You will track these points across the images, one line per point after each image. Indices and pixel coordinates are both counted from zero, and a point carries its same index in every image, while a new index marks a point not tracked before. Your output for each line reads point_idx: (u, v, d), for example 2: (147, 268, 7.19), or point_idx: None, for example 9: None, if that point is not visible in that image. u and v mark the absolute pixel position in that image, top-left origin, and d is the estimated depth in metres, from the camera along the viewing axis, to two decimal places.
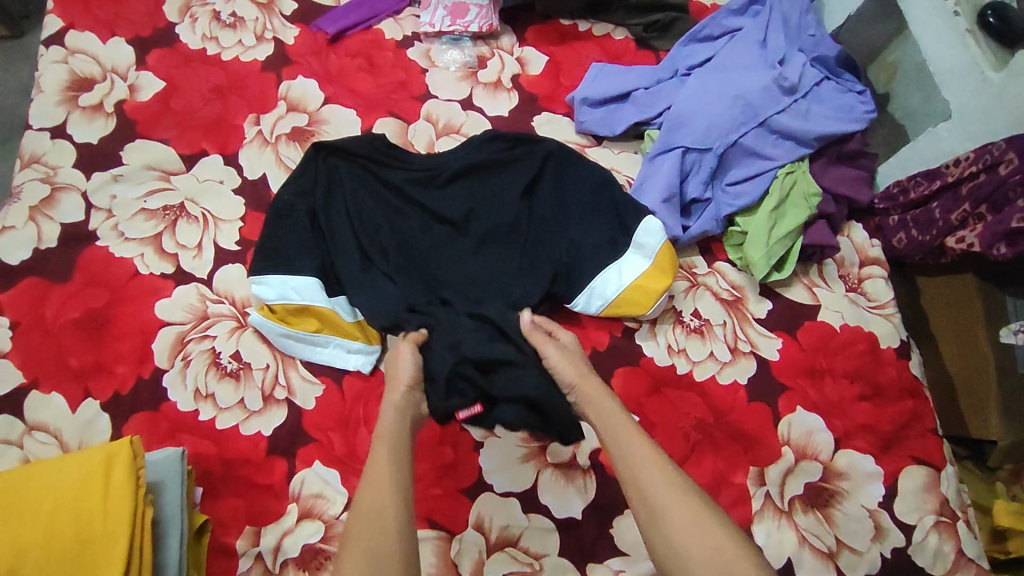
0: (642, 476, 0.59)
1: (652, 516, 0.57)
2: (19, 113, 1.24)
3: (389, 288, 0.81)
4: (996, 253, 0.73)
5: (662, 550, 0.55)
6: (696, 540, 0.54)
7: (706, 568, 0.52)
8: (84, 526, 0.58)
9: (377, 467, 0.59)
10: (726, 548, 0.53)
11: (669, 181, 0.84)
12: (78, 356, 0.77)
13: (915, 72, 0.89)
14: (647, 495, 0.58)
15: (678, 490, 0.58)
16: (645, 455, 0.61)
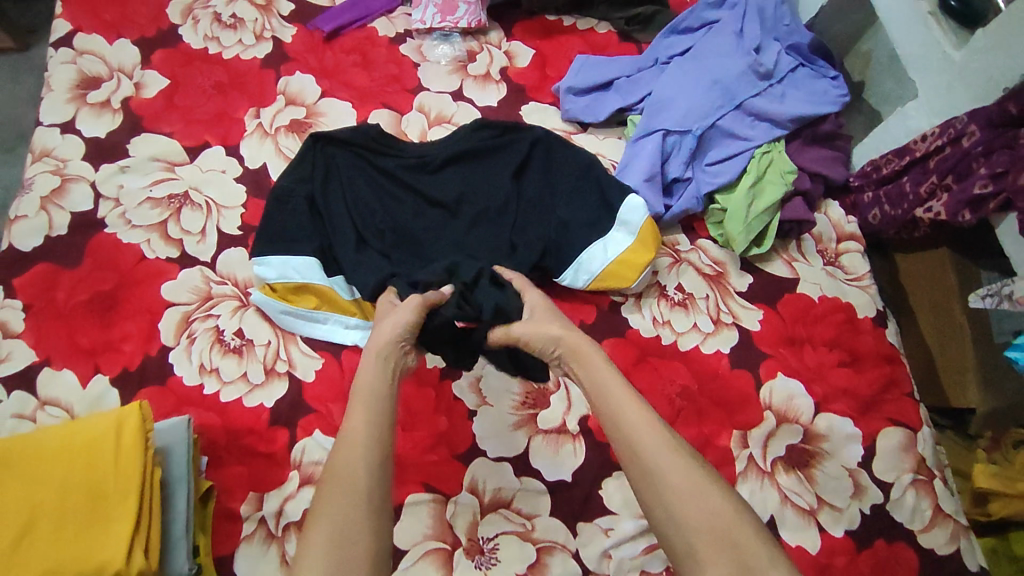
0: (637, 438, 0.60)
1: (646, 477, 0.59)
2: (26, 118, 1.28)
3: (382, 264, 0.84)
4: (961, 220, 0.77)
5: (655, 505, 0.57)
6: (693, 504, 0.56)
7: (697, 522, 0.55)
8: (96, 484, 0.62)
9: (354, 429, 0.61)
10: (721, 512, 0.55)
11: (650, 162, 0.88)
12: (88, 335, 0.81)
13: (887, 61, 0.94)
14: (639, 454, 0.60)
15: (673, 454, 0.59)
16: (637, 417, 0.62)
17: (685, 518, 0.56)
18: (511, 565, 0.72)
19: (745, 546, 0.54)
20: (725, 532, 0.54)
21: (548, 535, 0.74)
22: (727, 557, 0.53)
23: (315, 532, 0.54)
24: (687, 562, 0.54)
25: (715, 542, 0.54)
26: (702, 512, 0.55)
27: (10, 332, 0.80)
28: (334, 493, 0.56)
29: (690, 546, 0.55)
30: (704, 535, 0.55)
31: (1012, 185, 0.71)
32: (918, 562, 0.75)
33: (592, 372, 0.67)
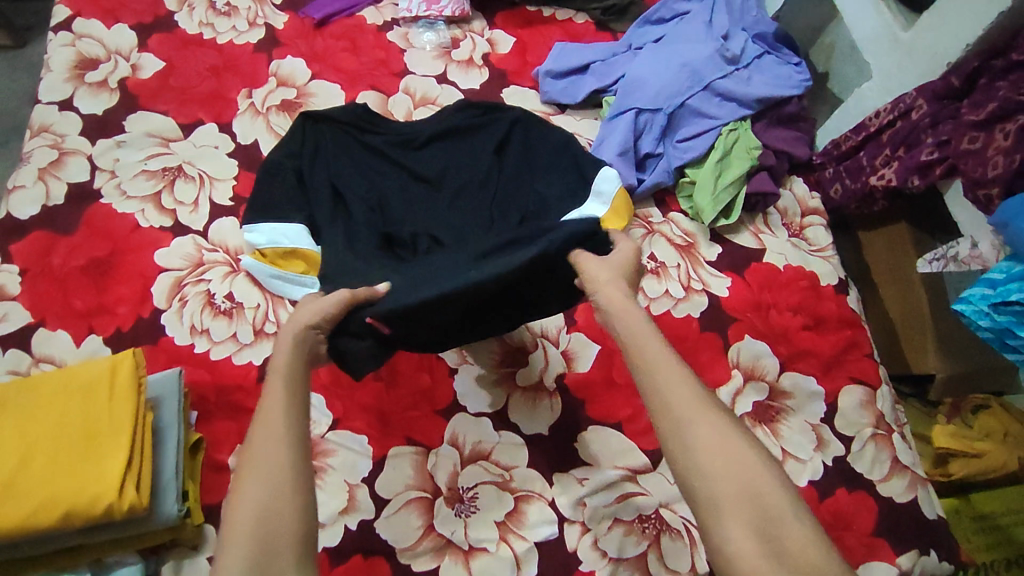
0: (660, 383, 0.54)
1: (676, 428, 0.52)
2: (19, 108, 1.30)
3: (361, 220, 0.86)
4: (911, 185, 0.83)
5: (685, 459, 0.51)
6: (723, 459, 0.50)
7: (730, 479, 0.50)
8: (90, 425, 0.65)
9: (271, 400, 0.53)
10: (747, 465, 0.50)
11: (623, 137, 0.94)
12: (83, 298, 0.84)
13: (848, 50, 1.00)
14: (670, 404, 0.53)
15: (700, 402, 0.53)
16: (664, 360, 0.55)
17: (708, 468, 0.50)
18: (490, 513, 0.75)
19: (769, 499, 0.49)
20: (751, 486, 0.50)
21: (525, 485, 0.77)
22: (750, 511, 0.49)
23: (242, 513, 0.47)
24: (709, 514, 0.49)
25: (740, 496, 0.49)
26: (727, 464, 0.50)
27: (7, 295, 0.83)
28: (251, 478, 0.49)
29: (712, 497, 0.50)
30: (728, 486, 0.50)
31: (956, 151, 0.77)
32: (879, 508, 0.79)
33: (621, 316, 0.58)
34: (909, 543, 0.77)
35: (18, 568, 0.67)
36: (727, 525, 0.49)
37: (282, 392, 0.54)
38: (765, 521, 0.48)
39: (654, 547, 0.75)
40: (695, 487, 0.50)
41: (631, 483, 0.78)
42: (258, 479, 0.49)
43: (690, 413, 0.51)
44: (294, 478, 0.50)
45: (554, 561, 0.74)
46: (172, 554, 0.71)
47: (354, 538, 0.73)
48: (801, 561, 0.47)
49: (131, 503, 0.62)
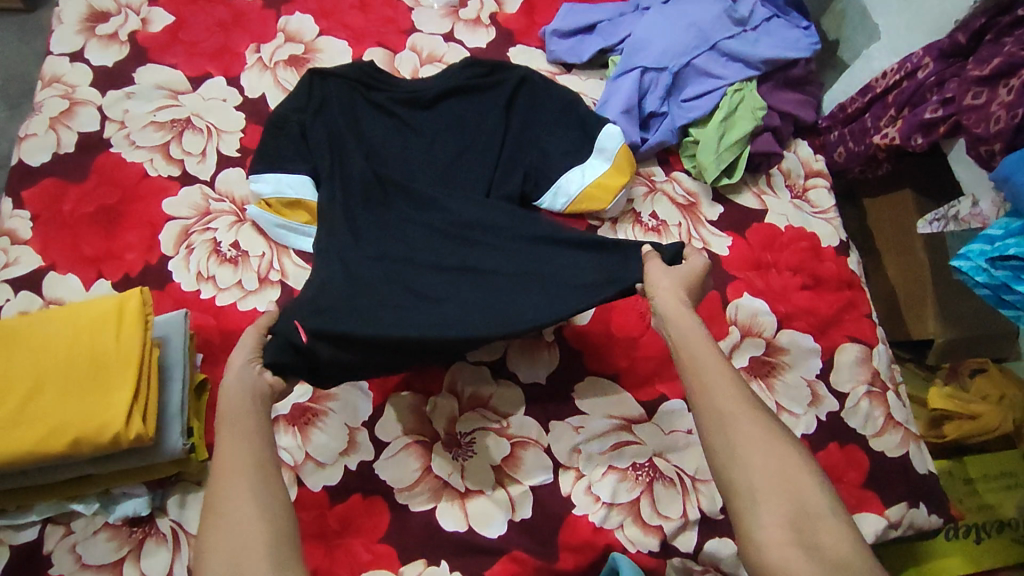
0: (712, 382, 0.58)
1: (718, 420, 0.56)
2: (22, 60, 1.29)
3: (358, 163, 0.85)
4: (914, 143, 0.85)
5: (722, 450, 0.55)
6: (764, 453, 0.54)
7: (768, 473, 0.53)
8: (98, 358, 0.67)
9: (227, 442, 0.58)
10: (791, 466, 0.53)
11: (629, 96, 0.94)
12: (92, 244, 0.86)
13: (858, 16, 1.00)
14: (714, 398, 0.57)
15: (748, 402, 0.57)
16: (714, 362, 0.59)
17: (750, 463, 0.53)
18: (487, 457, 0.77)
19: (810, 499, 0.52)
20: (793, 485, 0.53)
21: (522, 431, 0.78)
22: (788, 507, 0.52)
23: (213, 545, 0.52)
24: (745, 502, 0.53)
25: (780, 492, 0.52)
26: (770, 463, 0.53)
27: (19, 239, 0.85)
28: (224, 516, 0.53)
29: (750, 491, 0.53)
30: (768, 483, 0.53)
31: (961, 107, 0.78)
32: (870, 463, 0.80)
33: (670, 312, 0.64)
34: (898, 497, 0.79)
35: (30, 496, 0.69)
36: (762, 515, 0.52)
37: (236, 443, 0.58)
38: (804, 517, 0.52)
39: (647, 494, 0.76)
40: (735, 479, 0.54)
41: (625, 432, 0.79)
42: (229, 519, 0.53)
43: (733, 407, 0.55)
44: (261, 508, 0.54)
45: (548, 505, 0.75)
46: (177, 488, 0.73)
47: (353, 477, 0.75)
48: (835, 555, 0.50)
49: (137, 432, 0.64)
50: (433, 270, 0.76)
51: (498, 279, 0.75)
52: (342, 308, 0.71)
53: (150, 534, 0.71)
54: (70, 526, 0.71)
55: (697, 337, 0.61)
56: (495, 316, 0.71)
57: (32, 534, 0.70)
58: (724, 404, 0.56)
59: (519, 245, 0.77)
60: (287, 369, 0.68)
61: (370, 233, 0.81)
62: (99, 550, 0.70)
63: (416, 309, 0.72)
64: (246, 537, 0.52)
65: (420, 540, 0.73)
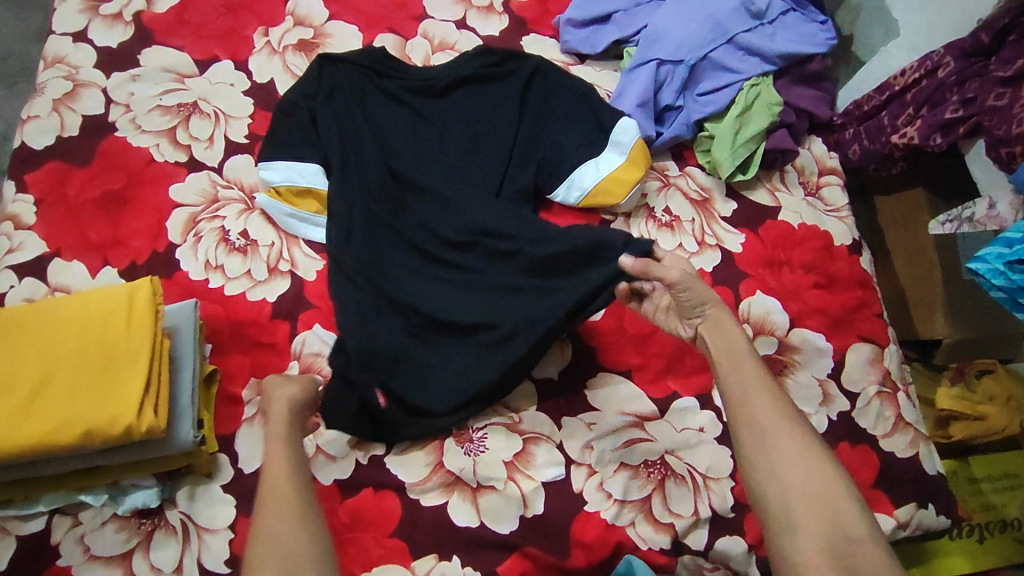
0: (760, 410, 0.64)
1: (760, 443, 0.62)
2: (18, 37, 1.25)
3: (373, 158, 0.85)
4: (933, 143, 0.85)
5: (762, 470, 0.62)
6: (803, 478, 0.60)
7: (806, 496, 0.60)
8: (109, 347, 0.66)
9: (276, 467, 0.64)
10: (831, 494, 0.60)
11: (644, 88, 0.93)
12: (98, 231, 0.84)
13: (875, 12, 0.99)
14: (756, 421, 0.63)
15: (791, 428, 0.63)
16: (760, 389, 0.65)
17: (791, 489, 0.60)
18: (499, 453, 0.76)
19: (849, 525, 0.58)
20: (833, 511, 0.59)
21: (534, 427, 0.78)
22: (825, 529, 0.58)
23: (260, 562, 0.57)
24: (783, 521, 0.60)
25: (819, 517, 0.59)
26: (810, 491, 0.60)
27: (23, 224, 0.83)
28: (274, 524, 0.60)
29: (790, 513, 0.60)
30: (806, 505, 0.59)
31: (982, 108, 0.79)
32: (879, 463, 0.81)
33: (718, 332, 0.69)
34: (907, 497, 0.80)
35: (38, 488, 0.68)
36: (797, 534, 0.59)
37: (285, 462, 0.65)
38: (843, 542, 0.58)
39: (659, 491, 0.76)
40: (777, 503, 0.61)
41: (637, 429, 0.79)
42: (281, 531, 0.59)
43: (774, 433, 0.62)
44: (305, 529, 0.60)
45: (559, 501, 0.75)
46: (187, 481, 0.73)
47: (365, 471, 0.75)
48: None
49: (149, 425, 0.63)
50: (446, 291, 0.80)
51: (508, 297, 0.79)
52: (410, 368, 0.77)
53: (159, 526, 0.71)
54: (78, 517, 0.70)
55: (747, 362, 0.66)
56: (511, 342, 0.76)
57: (39, 524, 0.69)
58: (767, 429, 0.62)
59: (521, 250, 0.80)
60: (354, 426, 0.75)
61: (388, 241, 0.83)
62: (108, 542, 0.69)
63: (444, 353, 0.78)
64: (292, 550, 0.58)
65: (433, 535, 0.73)
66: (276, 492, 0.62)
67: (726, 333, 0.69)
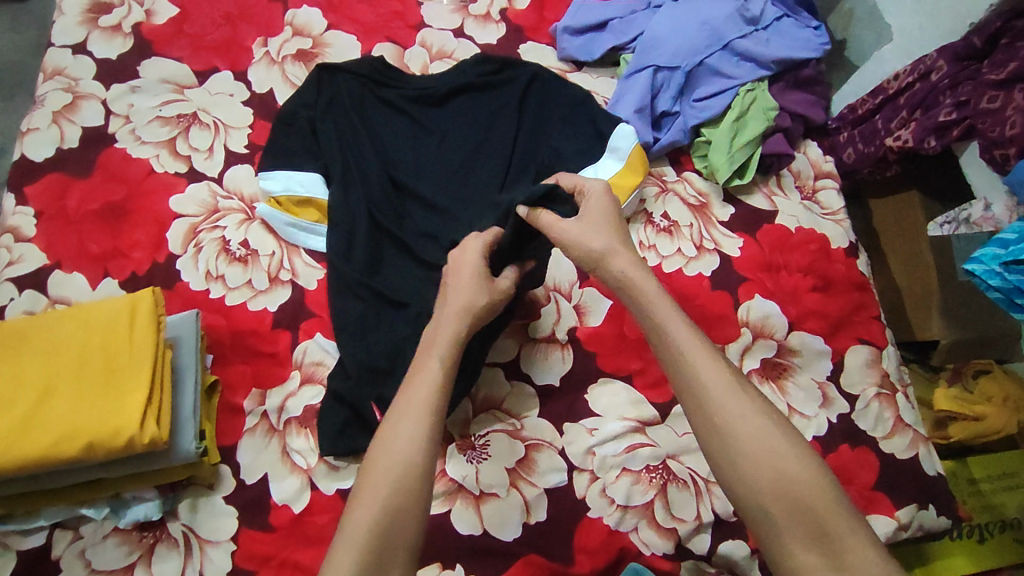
0: (712, 397, 0.55)
1: (719, 438, 0.54)
2: (15, 50, 1.26)
3: (375, 168, 0.86)
4: (927, 146, 0.85)
5: (726, 468, 0.54)
6: (770, 471, 0.53)
7: (776, 491, 0.52)
8: (112, 359, 0.66)
9: (420, 389, 0.59)
10: (801, 483, 0.52)
11: (641, 95, 0.94)
12: (98, 242, 0.84)
13: (868, 17, 1.00)
14: (711, 413, 0.55)
15: (748, 414, 0.55)
16: (708, 373, 0.56)
17: (760, 485, 0.52)
18: (501, 460, 0.76)
19: (826, 516, 0.51)
20: (805, 504, 0.51)
21: (536, 434, 0.78)
22: (803, 526, 0.51)
23: (364, 503, 0.53)
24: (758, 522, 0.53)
25: (793, 513, 0.51)
26: (778, 484, 0.52)
27: (23, 237, 0.83)
28: (390, 463, 0.55)
29: (764, 511, 0.52)
30: (779, 503, 0.52)
31: (975, 111, 0.80)
32: (879, 464, 0.81)
33: (650, 308, 0.60)
34: (908, 499, 0.80)
35: (40, 501, 0.68)
36: (777, 534, 0.52)
37: (434, 384, 0.59)
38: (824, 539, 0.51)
39: (661, 496, 0.76)
40: (747, 503, 0.53)
41: (639, 434, 0.79)
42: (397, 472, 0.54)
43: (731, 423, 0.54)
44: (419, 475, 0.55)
45: (562, 507, 0.75)
46: (188, 492, 0.73)
47: None
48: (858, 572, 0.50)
49: (152, 437, 0.63)
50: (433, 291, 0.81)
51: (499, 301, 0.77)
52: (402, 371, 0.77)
53: (162, 538, 0.71)
54: (80, 530, 0.70)
55: (690, 339, 0.58)
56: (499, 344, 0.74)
57: (42, 538, 0.69)
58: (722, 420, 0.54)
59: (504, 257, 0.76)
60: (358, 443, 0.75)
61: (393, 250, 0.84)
62: (110, 555, 0.69)
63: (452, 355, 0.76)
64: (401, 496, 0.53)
65: (436, 543, 0.73)
66: (414, 419, 0.57)
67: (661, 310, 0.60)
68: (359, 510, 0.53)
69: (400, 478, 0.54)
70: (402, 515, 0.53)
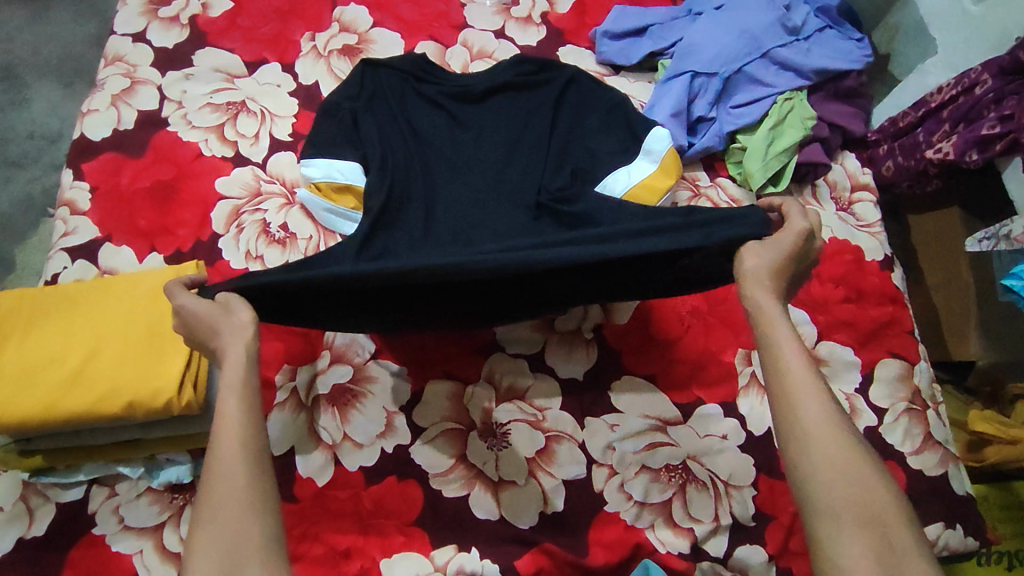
0: (801, 396, 0.52)
1: (801, 438, 0.51)
2: (78, 41, 1.32)
3: (405, 157, 0.87)
4: (969, 159, 0.84)
5: (801, 466, 0.51)
6: (848, 480, 0.50)
7: (850, 500, 0.49)
8: (156, 323, 0.70)
9: (226, 413, 0.52)
10: (876, 495, 0.50)
11: (678, 99, 0.95)
12: (146, 218, 0.88)
13: (914, 31, 0.99)
14: (798, 410, 0.52)
15: (835, 419, 0.52)
16: (801, 371, 0.53)
17: (835, 488, 0.50)
18: (522, 449, 0.77)
19: (896, 535, 0.49)
20: (877, 514, 0.49)
21: (558, 426, 0.78)
22: (874, 541, 0.48)
23: (202, 538, 0.47)
24: (825, 527, 0.49)
25: (865, 521, 0.49)
26: (854, 489, 0.49)
27: (78, 210, 0.87)
28: (215, 498, 0.48)
29: (834, 520, 0.49)
30: (853, 512, 0.49)
31: (1019, 125, 0.79)
32: (906, 480, 0.80)
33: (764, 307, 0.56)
34: (935, 516, 0.78)
35: (79, 456, 0.71)
36: (844, 543, 0.48)
37: (238, 402, 0.52)
38: (890, 553, 0.48)
39: (680, 496, 0.76)
40: (819, 503, 0.50)
41: (660, 433, 0.79)
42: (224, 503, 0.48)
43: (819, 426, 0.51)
44: (255, 496, 0.49)
45: (581, 500, 0.75)
46: None
47: (390, 461, 0.76)
48: None
49: (188, 400, 0.66)
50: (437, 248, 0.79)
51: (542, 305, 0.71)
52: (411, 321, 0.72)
53: (190, 502, 0.73)
54: (115, 489, 0.73)
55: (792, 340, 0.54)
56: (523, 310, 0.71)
57: (79, 493, 0.72)
58: (809, 420, 0.52)
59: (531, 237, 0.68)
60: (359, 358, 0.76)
61: (401, 229, 0.82)
62: (141, 514, 0.72)
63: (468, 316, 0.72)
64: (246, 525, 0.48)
65: (454, 526, 0.74)
66: (225, 446, 0.50)
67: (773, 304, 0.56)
68: (198, 547, 0.47)
69: (236, 503, 0.48)
70: (243, 541, 0.47)
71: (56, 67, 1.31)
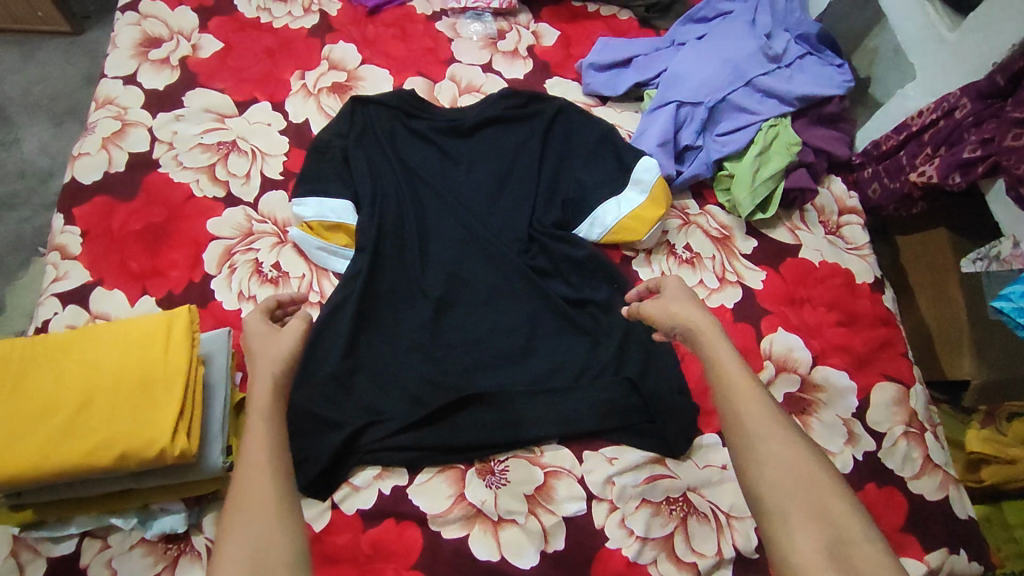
0: (744, 411, 0.61)
1: (747, 445, 0.59)
2: (68, 83, 1.33)
3: (391, 198, 0.89)
4: (952, 182, 0.86)
5: (749, 469, 0.58)
6: (792, 477, 0.57)
7: (794, 494, 0.56)
8: (148, 370, 0.70)
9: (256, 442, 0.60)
10: (819, 488, 0.56)
11: (664, 129, 0.96)
12: (138, 261, 0.88)
13: (891, 56, 1.02)
14: (742, 423, 0.60)
15: (776, 425, 0.60)
16: (743, 388, 0.62)
17: (779, 486, 0.56)
18: (521, 485, 0.76)
19: (841, 523, 0.54)
20: (825, 508, 0.55)
21: (556, 461, 0.78)
22: (819, 529, 0.54)
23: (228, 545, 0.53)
24: (776, 521, 0.55)
25: (814, 514, 0.54)
26: (800, 486, 0.56)
27: (69, 254, 0.87)
28: (243, 510, 0.55)
29: (783, 514, 0.55)
30: (799, 504, 0.55)
31: (999, 148, 0.80)
32: (907, 505, 0.79)
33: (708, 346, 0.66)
34: (938, 542, 0.78)
35: (71, 508, 0.70)
36: (794, 533, 0.54)
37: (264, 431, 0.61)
38: (837, 540, 0.53)
39: (681, 529, 0.75)
40: (767, 499, 0.56)
41: (659, 465, 0.78)
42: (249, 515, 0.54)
43: (760, 431, 0.59)
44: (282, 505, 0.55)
45: (581, 537, 0.74)
46: (213, 508, 0.74)
47: (387, 502, 0.75)
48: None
49: (182, 449, 0.66)
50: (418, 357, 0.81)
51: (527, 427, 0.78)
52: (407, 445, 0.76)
53: (185, 551, 0.72)
54: (107, 540, 0.71)
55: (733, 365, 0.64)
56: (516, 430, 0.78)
57: (70, 546, 0.71)
58: (751, 428, 0.60)
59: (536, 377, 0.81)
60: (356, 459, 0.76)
61: (394, 272, 0.85)
62: (134, 565, 0.70)
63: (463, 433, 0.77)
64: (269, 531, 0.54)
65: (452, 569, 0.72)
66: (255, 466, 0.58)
67: (711, 337, 0.67)
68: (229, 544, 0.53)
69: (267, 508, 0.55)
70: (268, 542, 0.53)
71: (46, 107, 1.31)
